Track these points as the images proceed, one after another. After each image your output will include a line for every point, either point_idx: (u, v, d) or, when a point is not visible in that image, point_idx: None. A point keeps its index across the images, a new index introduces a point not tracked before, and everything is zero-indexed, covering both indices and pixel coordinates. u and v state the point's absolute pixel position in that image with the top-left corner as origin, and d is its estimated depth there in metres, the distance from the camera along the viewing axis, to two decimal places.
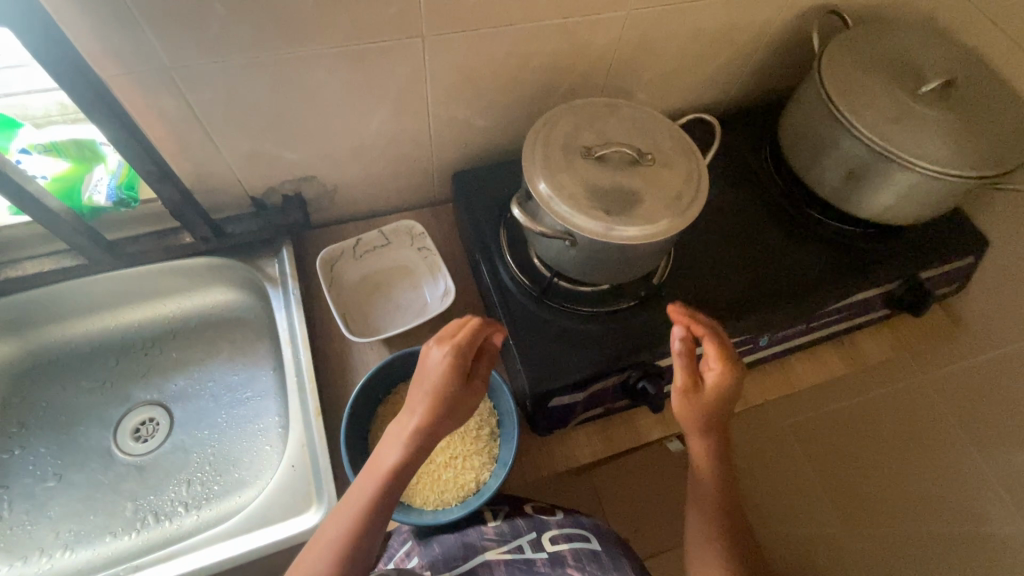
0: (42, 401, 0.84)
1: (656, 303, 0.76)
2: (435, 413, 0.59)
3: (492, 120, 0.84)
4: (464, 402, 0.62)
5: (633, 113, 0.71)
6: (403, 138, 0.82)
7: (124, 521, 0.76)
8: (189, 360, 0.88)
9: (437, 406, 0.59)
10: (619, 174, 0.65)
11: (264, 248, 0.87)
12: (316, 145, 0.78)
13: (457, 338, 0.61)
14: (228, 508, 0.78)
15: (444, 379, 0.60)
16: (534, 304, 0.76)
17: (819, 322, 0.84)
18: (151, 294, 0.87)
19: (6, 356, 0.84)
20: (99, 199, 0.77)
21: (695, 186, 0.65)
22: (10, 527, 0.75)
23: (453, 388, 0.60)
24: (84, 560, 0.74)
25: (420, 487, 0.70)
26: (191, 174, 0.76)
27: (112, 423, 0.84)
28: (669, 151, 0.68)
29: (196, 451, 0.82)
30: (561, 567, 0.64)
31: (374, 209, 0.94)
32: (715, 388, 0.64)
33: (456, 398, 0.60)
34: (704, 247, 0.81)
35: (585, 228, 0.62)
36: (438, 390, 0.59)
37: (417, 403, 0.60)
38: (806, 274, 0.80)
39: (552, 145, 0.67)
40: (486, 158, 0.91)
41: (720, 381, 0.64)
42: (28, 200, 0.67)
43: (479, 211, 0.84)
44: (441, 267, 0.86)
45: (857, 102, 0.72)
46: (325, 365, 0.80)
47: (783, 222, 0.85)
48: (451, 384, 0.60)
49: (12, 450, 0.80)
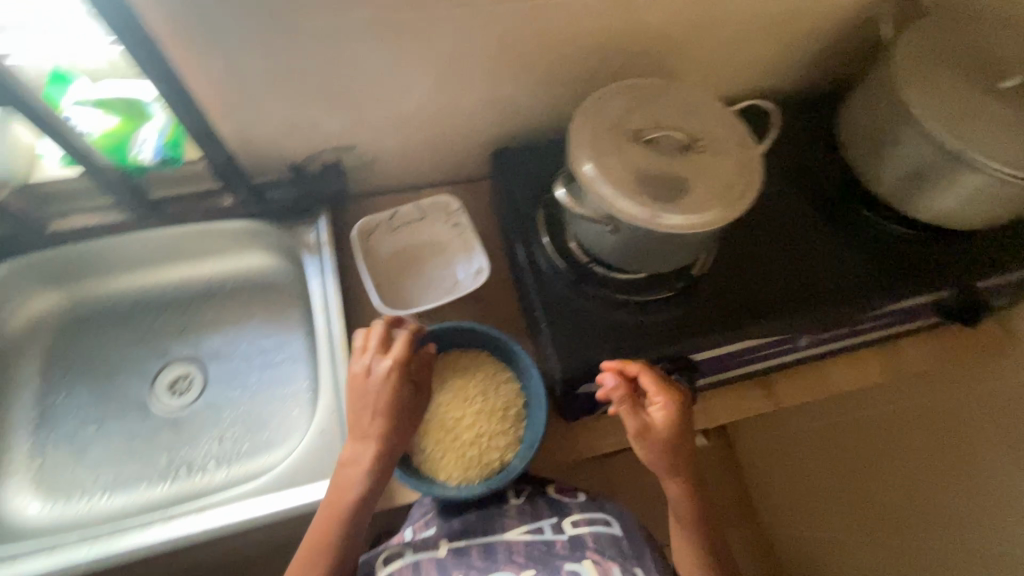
0: (86, 350, 0.87)
1: (694, 295, 0.74)
2: (388, 434, 0.64)
3: (536, 97, 0.82)
4: (410, 416, 0.66)
5: (687, 96, 0.68)
6: (445, 112, 0.80)
7: (159, 471, 0.79)
8: (224, 320, 0.90)
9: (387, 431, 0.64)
10: (669, 160, 0.63)
11: (301, 216, 0.87)
12: (358, 114, 0.77)
13: (392, 363, 0.64)
14: (257, 467, 0.80)
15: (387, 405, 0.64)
16: (568, 288, 0.74)
17: (860, 327, 0.81)
18: (189, 253, 0.89)
19: (53, 307, 0.87)
20: (145, 156, 0.78)
21: (748, 177, 0.62)
22: (53, 468, 0.79)
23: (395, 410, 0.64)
24: (121, 505, 0.77)
25: (444, 462, 0.71)
26: (233, 137, 0.76)
27: (150, 376, 0.86)
28: (722, 139, 0.65)
29: (228, 409, 0.84)
30: (580, 550, 0.62)
31: (411, 183, 0.93)
32: (664, 422, 0.67)
33: (403, 413, 0.65)
34: (748, 240, 0.78)
35: (629, 214, 0.60)
36: (389, 413, 0.64)
37: (369, 433, 0.63)
38: (853, 275, 0.76)
39: (600, 127, 0.64)
40: (527, 136, 0.89)
41: (667, 415, 0.67)
42: (75, 154, 0.70)
43: (518, 191, 0.82)
44: (475, 245, 0.85)
45: (929, 97, 0.67)
46: (356, 335, 0.81)
47: (834, 218, 0.80)
48: (397, 405, 0.64)
49: (57, 395, 0.83)
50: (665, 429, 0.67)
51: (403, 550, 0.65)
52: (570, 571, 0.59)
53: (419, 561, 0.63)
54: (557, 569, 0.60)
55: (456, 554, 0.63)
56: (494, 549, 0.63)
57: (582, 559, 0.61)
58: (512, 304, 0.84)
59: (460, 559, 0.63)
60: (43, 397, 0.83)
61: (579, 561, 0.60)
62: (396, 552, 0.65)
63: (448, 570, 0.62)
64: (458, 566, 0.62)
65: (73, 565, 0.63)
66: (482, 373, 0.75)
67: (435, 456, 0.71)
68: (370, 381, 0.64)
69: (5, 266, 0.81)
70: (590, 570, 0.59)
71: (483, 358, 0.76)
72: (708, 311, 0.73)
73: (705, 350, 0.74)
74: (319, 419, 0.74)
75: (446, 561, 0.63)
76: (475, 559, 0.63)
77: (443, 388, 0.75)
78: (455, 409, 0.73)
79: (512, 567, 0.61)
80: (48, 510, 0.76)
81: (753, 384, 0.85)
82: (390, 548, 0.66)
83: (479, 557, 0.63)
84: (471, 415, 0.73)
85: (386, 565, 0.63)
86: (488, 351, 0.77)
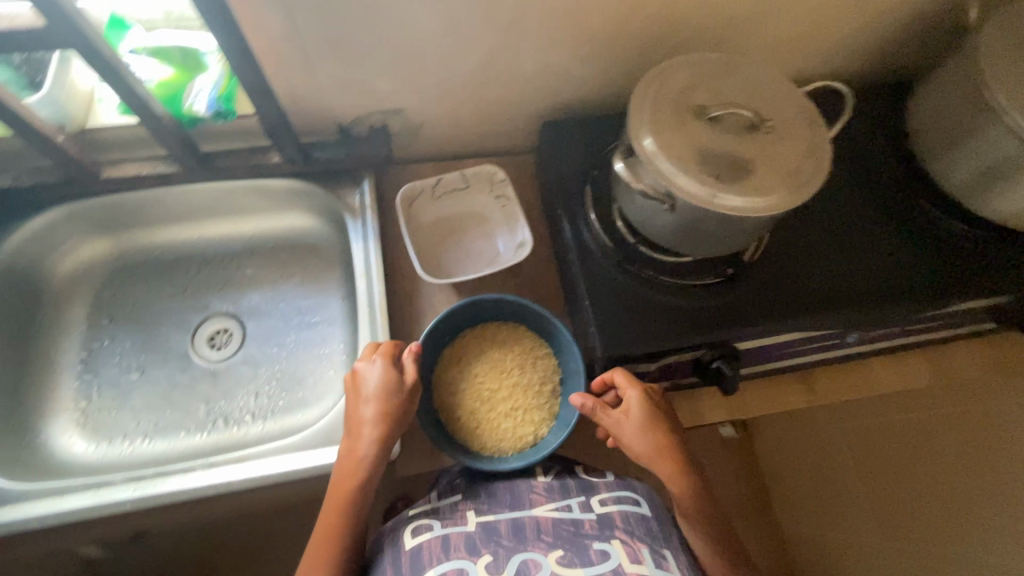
0: (130, 299, 0.88)
1: (743, 282, 0.72)
2: (373, 425, 0.65)
3: (592, 69, 0.79)
4: (398, 405, 0.66)
5: (756, 74, 0.65)
6: (498, 79, 0.78)
7: (197, 421, 0.81)
8: (264, 278, 0.91)
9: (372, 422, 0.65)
10: (733, 139, 0.60)
11: (345, 178, 0.86)
12: (410, 77, 0.76)
13: (370, 361, 0.69)
14: (292, 424, 0.81)
15: (369, 397, 0.66)
16: (613, 267, 0.73)
17: (911, 327, 0.78)
18: (232, 209, 0.89)
19: (100, 254, 0.89)
20: (199, 108, 0.78)
21: (815, 161, 0.60)
22: (97, 410, 0.81)
23: (377, 401, 0.66)
24: (160, 450, 0.79)
25: (476, 432, 0.71)
26: (284, 93, 0.75)
27: (190, 328, 0.88)
28: (791, 120, 0.62)
29: (264, 365, 0.85)
30: (609, 529, 0.61)
31: (454, 152, 0.92)
32: (639, 409, 0.67)
33: (388, 403, 0.66)
34: (801, 231, 0.75)
35: (688, 192, 0.57)
36: (379, 405, 0.65)
37: (359, 424, 0.65)
38: (909, 273, 0.73)
39: (664, 101, 0.62)
40: (578, 109, 0.86)
41: (640, 401, 0.67)
42: (135, 101, 0.68)
43: (566, 165, 0.81)
44: (519, 217, 0.83)
45: (1015, 88, 0.62)
46: (394, 302, 0.81)
47: (894, 213, 0.77)
48: (379, 395, 0.66)
49: (101, 340, 0.85)
50: (647, 429, 0.67)
51: (431, 524, 0.62)
52: (600, 551, 0.58)
53: (447, 536, 0.60)
54: (587, 548, 0.58)
55: (485, 530, 0.61)
56: (523, 527, 0.61)
57: (611, 539, 0.59)
58: (551, 280, 0.83)
59: (489, 536, 0.60)
60: (88, 341, 0.85)
61: (608, 541, 0.59)
62: (424, 525, 0.63)
63: (477, 547, 0.59)
64: (487, 544, 0.59)
65: (117, 503, 0.66)
66: (519, 347, 0.75)
67: (467, 426, 0.72)
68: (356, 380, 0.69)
69: (58, 210, 0.82)
70: (620, 550, 0.58)
71: (520, 332, 0.76)
72: (756, 299, 0.71)
73: (749, 341, 0.72)
74: None
75: (475, 537, 0.60)
76: (505, 537, 0.60)
77: (480, 359, 0.75)
78: (491, 380, 0.74)
79: (542, 545, 0.59)
80: (92, 450, 0.78)
81: (792, 378, 0.83)
82: (418, 521, 0.64)
83: (508, 535, 0.60)
84: (507, 388, 0.73)
85: (414, 539, 0.61)
86: (526, 326, 0.77)
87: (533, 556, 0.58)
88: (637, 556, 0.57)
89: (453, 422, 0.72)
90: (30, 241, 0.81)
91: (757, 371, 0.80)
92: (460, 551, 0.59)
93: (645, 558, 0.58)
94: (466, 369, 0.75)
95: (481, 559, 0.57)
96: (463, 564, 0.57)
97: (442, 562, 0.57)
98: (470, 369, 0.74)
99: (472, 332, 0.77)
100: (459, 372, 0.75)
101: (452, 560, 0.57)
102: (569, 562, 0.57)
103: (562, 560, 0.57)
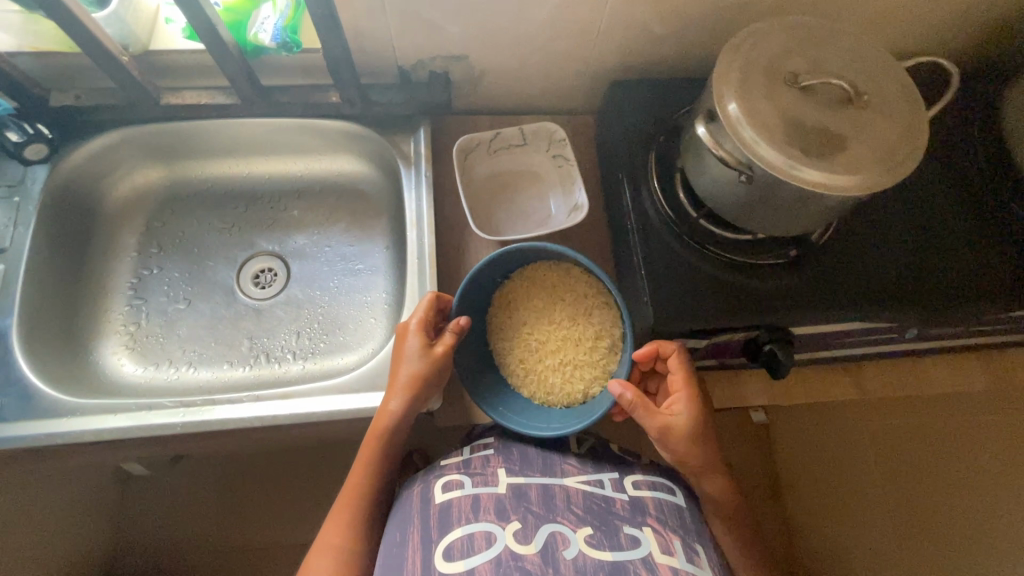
0: (180, 230, 0.89)
1: (807, 264, 0.69)
2: (399, 390, 0.64)
3: (669, 28, 0.75)
4: (426, 374, 0.64)
5: (854, 43, 0.61)
6: (570, 31, 0.75)
7: (240, 355, 0.82)
8: (310, 221, 0.90)
9: (399, 386, 0.64)
10: (824, 111, 0.56)
11: (401, 124, 0.84)
12: (480, 21, 0.72)
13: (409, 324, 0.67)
14: (333, 366, 0.81)
15: (402, 360, 0.65)
16: (672, 239, 0.71)
17: (976, 328, 0.74)
18: (284, 146, 0.88)
19: (152, 182, 0.89)
20: (264, 38, 0.76)
21: (912, 142, 0.56)
22: (145, 336, 0.82)
23: (408, 365, 0.65)
24: (204, 379, 0.80)
25: (525, 380, 0.71)
26: (349, 27, 0.73)
27: (237, 264, 0.88)
28: (888, 96, 0.58)
29: (307, 306, 0.86)
30: (641, 514, 0.57)
31: (512, 106, 0.89)
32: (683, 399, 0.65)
33: (417, 370, 0.64)
34: (871, 217, 0.72)
35: (772, 164, 0.54)
36: (409, 369, 0.64)
37: (390, 385, 0.65)
38: (986, 269, 0.68)
39: (753, 64, 0.58)
40: (647, 71, 0.83)
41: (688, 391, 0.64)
42: (203, 23, 0.67)
43: (631, 128, 0.77)
44: (576, 179, 0.81)
45: None
46: (444, 256, 0.79)
47: (977, 207, 0.72)
48: (411, 358, 0.65)
49: (150, 268, 0.86)
50: (689, 420, 0.64)
51: (462, 482, 0.59)
52: (630, 537, 0.54)
53: (478, 496, 0.57)
54: (616, 531, 0.54)
55: (514, 495, 0.57)
56: (553, 497, 0.58)
57: (643, 526, 0.55)
58: (602, 247, 0.81)
59: (520, 502, 0.57)
60: (138, 268, 0.86)
61: (639, 527, 0.55)
62: (455, 482, 0.59)
63: (507, 512, 0.55)
64: (516, 510, 0.56)
65: (167, 426, 0.67)
66: (570, 299, 0.74)
67: (516, 373, 0.72)
68: (396, 340, 0.68)
69: (117, 133, 0.82)
70: (651, 538, 0.54)
71: (581, 280, 0.74)
72: (819, 285, 0.68)
73: (807, 327, 0.69)
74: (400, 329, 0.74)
75: (505, 502, 0.57)
76: (533, 504, 0.56)
77: (527, 309, 0.74)
78: (539, 332, 0.73)
79: (571, 518, 0.55)
80: (140, 372, 0.80)
81: (836, 367, 0.81)
82: (448, 477, 0.60)
83: (537, 502, 0.57)
84: (562, 342, 0.72)
85: (444, 495, 0.58)
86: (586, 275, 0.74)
87: (561, 528, 0.54)
88: (669, 548, 0.53)
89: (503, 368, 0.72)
90: (89, 162, 0.82)
91: (805, 358, 0.78)
92: (490, 514, 0.55)
93: (678, 551, 0.53)
94: (518, 317, 0.74)
95: (510, 525, 0.54)
96: (491, 528, 0.54)
97: (470, 522, 0.54)
98: (527, 317, 0.74)
99: (525, 278, 0.75)
100: (516, 319, 0.74)
101: (481, 522, 0.54)
102: (597, 543, 0.53)
103: (591, 540, 0.53)
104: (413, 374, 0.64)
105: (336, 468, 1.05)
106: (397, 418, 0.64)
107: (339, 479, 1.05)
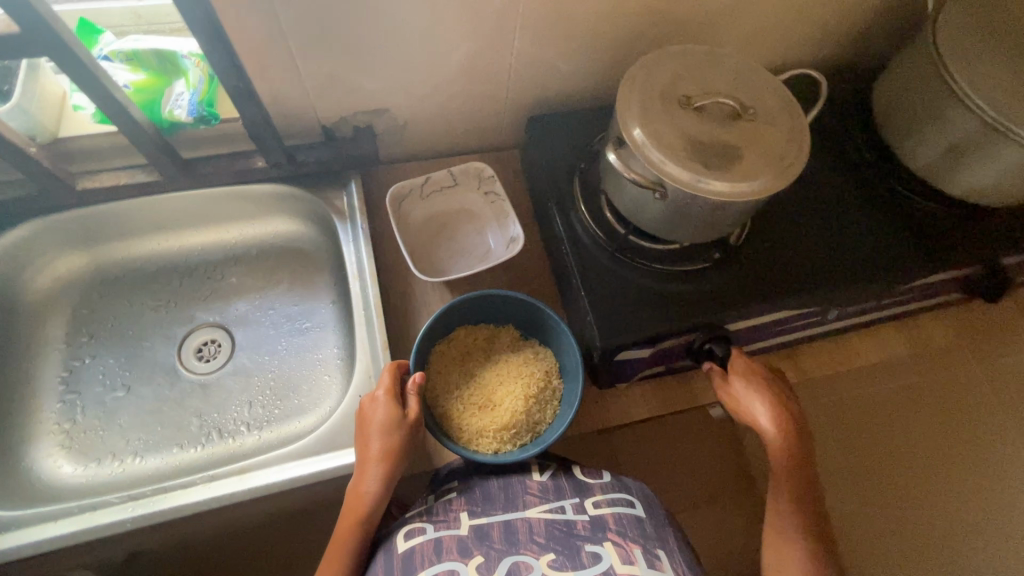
0: (111, 315, 0.85)
1: (731, 264, 0.74)
2: (379, 462, 0.63)
3: (574, 64, 0.80)
4: (404, 443, 0.64)
5: (738, 65, 0.68)
6: (482, 76, 0.79)
7: (190, 435, 0.79)
8: (250, 286, 0.89)
9: (377, 459, 0.63)
10: (717, 128, 0.62)
11: (332, 180, 0.86)
12: (393, 76, 0.76)
13: (378, 394, 0.66)
14: (290, 432, 0.79)
15: (378, 432, 0.64)
16: (606, 258, 0.74)
17: (891, 300, 0.81)
18: (213, 216, 0.87)
19: (76, 268, 0.86)
20: (181, 114, 0.79)
21: (796, 146, 0.63)
22: (83, 431, 0.78)
23: (385, 437, 0.64)
24: (154, 467, 0.76)
25: (494, 437, 0.68)
26: (267, 93, 0.74)
27: (176, 340, 0.85)
28: (770, 107, 0.65)
29: (257, 374, 0.83)
30: (601, 531, 0.57)
31: (439, 150, 0.92)
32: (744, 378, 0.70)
33: (395, 439, 0.64)
34: (782, 215, 0.78)
35: (677, 178, 0.59)
36: (385, 440, 0.63)
37: (366, 460, 0.63)
38: (886, 248, 0.75)
39: (650, 92, 0.64)
40: (561, 105, 0.88)
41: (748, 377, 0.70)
42: (114, 107, 0.67)
43: (554, 160, 0.82)
44: (508, 213, 0.84)
45: (972, 65, 0.64)
46: (390, 304, 0.80)
47: (869, 193, 0.80)
48: (387, 428, 0.64)
49: (83, 358, 0.82)
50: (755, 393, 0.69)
51: (425, 528, 0.59)
52: (592, 554, 0.54)
53: (441, 538, 0.57)
54: (578, 551, 0.54)
55: (476, 534, 0.57)
56: (515, 531, 0.57)
57: (603, 541, 0.55)
58: (544, 273, 0.84)
59: (482, 539, 0.56)
60: (69, 360, 0.82)
61: (600, 543, 0.55)
62: (417, 529, 0.59)
63: (469, 549, 0.55)
64: (478, 547, 0.55)
65: (117, 524, 0.63)
66: (489, 359, 0.75)
67: (481, 437, 0.68)
68: (363, 411, 0.66)
69: (33, 225, 0.79)
70: (612, 552, 0.54)
71: (494, 329, 0.78)
72: (744, 282, 0.73)
73: (739, 322, 0.74)
74: (356, 383, 0.75)
75: (466, 540, 0.56)
76: (496, 540, 0.56)
77: (455, 377, 0.73)
78: (476, 395, 0.72)
79: (533, 547, 0.55)
80: (80, 471, 0.75)
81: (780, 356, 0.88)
82: (411, 525, 0.60)
83: (500, 538, 0.56)
84: (507, 382, 0.73)
85: (407, 542, 0.58)
86: (491, 323, 0.79)
87: (524, 558, 0.54)
88: (629, 557, 0.53)
89: (472, 427, 0.69)
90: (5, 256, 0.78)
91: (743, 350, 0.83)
92: (452, 553, 0.55)
93: (639, 559, 0.53)
94: (448, 386, 0.73)
95: (473, 560, 0.54)
96: (454, 566, 0.53)
97: (433, 564, 0.54)
98: (462, 377, 0.74)
99: (451, 342, 0.76)
100: (450, 387, 0.73)
101: (444, 562, 0.54)
102: (561, 565, 0.53)
103: (554, 564, 0.53)
104: (390, 444, 0.63)
105: (307, 538, 1.00)
106: (377, 492, 0.63)
107: (311, 551, 1.00)
